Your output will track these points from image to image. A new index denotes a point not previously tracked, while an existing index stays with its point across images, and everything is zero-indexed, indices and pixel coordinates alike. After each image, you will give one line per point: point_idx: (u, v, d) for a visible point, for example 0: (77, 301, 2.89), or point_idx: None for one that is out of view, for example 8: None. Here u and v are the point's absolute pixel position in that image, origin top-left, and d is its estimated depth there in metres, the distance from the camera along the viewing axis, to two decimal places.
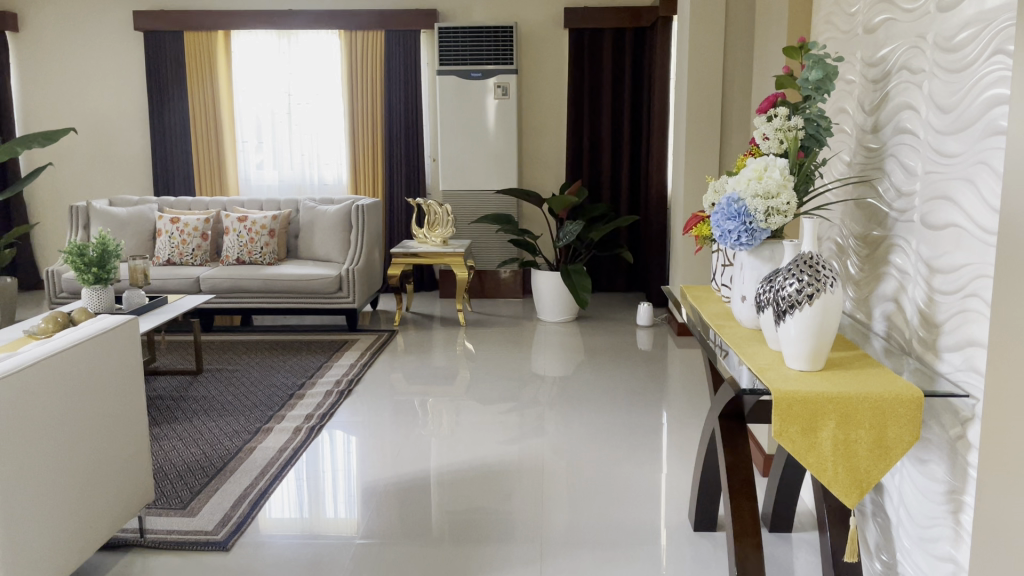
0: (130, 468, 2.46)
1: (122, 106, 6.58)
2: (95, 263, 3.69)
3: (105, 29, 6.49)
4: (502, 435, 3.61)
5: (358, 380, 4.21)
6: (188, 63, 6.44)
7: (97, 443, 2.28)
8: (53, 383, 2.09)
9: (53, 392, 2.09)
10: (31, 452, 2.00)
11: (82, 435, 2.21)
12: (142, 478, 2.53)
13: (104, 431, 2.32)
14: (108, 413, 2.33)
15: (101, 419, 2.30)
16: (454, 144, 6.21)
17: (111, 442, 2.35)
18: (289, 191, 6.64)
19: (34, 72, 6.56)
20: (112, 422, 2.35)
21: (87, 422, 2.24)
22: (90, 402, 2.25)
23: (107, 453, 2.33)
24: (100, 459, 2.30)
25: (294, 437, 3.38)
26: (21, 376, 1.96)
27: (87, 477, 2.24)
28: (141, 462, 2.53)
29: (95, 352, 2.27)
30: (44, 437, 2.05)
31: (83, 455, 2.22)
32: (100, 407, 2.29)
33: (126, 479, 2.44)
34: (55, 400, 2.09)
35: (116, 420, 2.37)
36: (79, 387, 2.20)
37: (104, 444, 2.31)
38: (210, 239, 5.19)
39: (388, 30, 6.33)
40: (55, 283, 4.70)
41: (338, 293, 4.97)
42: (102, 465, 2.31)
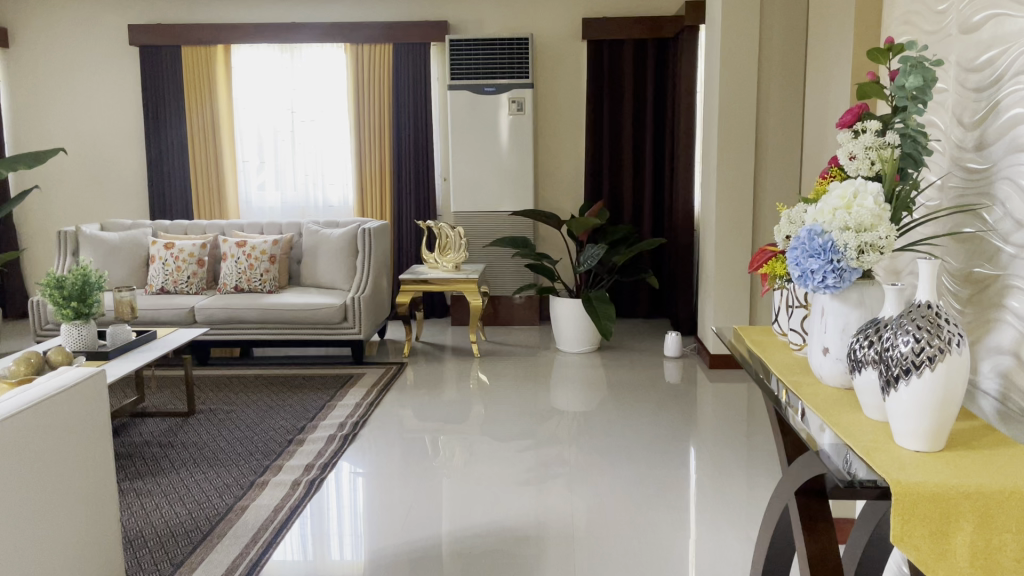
0: (97, 549, 2.11)
1: (117, 124, 6.30)
2: (75, 297, 3.39)
3: (100, 44, 6.21)
4: (522, 482, 3.26)
5: (365, 422, 3.85)
6: (186, 80, 6.15)
7: (59, 526, 1.94)
8: (1, 459, 1.74)
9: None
10: None
11: (41, 517, 1.87)
12: (112, 558, 2.19)
13: (66, 511, 1.97)
14: (70, 489, 1.99)
15: (62, 497, 1.96)
16: (466, 162, 5.89)
17: (74, 523, 2.00)
18: (293, 213, 6.34)
19: (25, 89, 6.28)
20: (75, 498, 2.01)
21: (46, 502, 1.89)
22: (50, 478, 1.91)
23: (70, 536, 1.99)
24: (63, 544, 1.96)
25: (292, 492, 3.03)
26: None
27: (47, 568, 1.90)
28: (110, 541, 2.18)
29: (52, 418, 1.93)
30: None
31: (43, 541, 1.88)
32: (62, 482, 1.96)
33: (92, 562, 2.09)
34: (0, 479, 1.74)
35: (77, 493, 2.02)
36: (35, 459, 1.85)
37: (67, 526, 1.97)
38: (206, 265, 4.88)
39: (396, 43, 6.04)
40: (41, 313, 4.39)
41: (343, 323, 4.64)
42: (66, 552, 1.97)
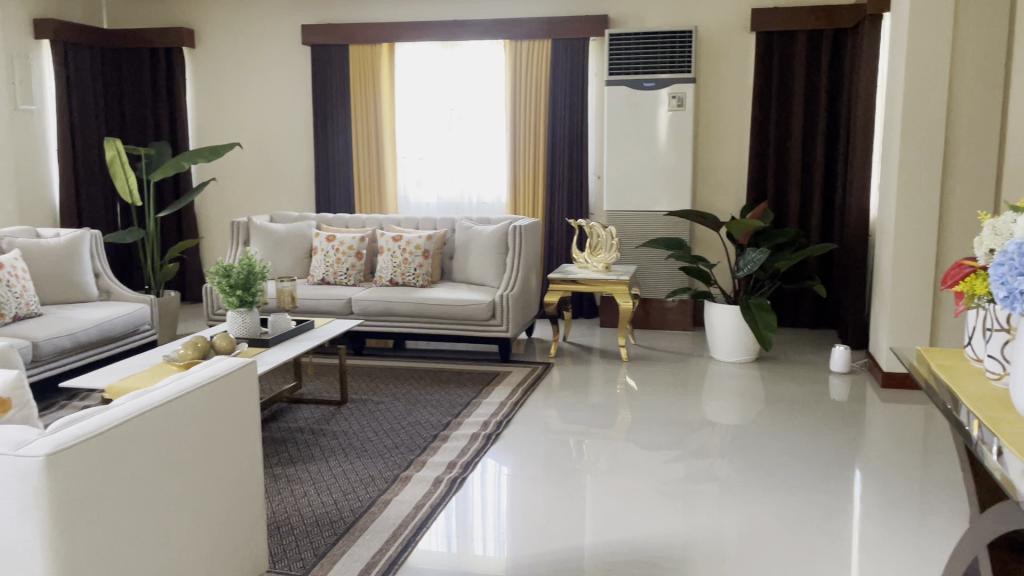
0: (222, 545, 2.19)
1: (289, 121, 6.63)
2: (240, 286, 3.60)
3: (276, 44, 6.56)
4: (666, 494, 3.10)
5: (509, 422, 3.81)
6: (354, 78, 6.38)
7: (180, 520, 2.03)
8: (148, 444, 1.93)
9: (135, 454, 1.89)
10: (116, 518, 1.84)
11: (161, 517, 1.96)
12: (238, 555, 2.26)
13: (190, 507, 2.07)
14: (193, 488, 2.07)
15: (184, 497, 2.04)
16: (622, 160, 5.74)
17: (198, 519, 2.09)
18: (448, 209, 6.45)
19: (209, 88, 6.73)
20: (203, 494, 2.12)
21: (168, 500, 1.99)
22: (173, 470, 2.00)
23: (194, 533, 2.07)
24: (184, 541, 2.04)
25: (433, 489, 3.04)
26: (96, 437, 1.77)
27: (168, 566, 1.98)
28: (236, 538, 2.25)
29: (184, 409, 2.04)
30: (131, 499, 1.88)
31: (163, 541, 1.97)
32: (194, 469, 2.08)
33: (215, 559, 2.17)
34: (141, 456, 1.91)
35: (207, 477, 2.14)
36: (159, 455, 1.96)
37: (188, 528, 2.05)
38: (364, 258, 5.02)
39: (555, 38, 5.98)
40: (213, 299, 4.67)
41: (492, 321, 4.64)
42: (189, 548, 2.06)
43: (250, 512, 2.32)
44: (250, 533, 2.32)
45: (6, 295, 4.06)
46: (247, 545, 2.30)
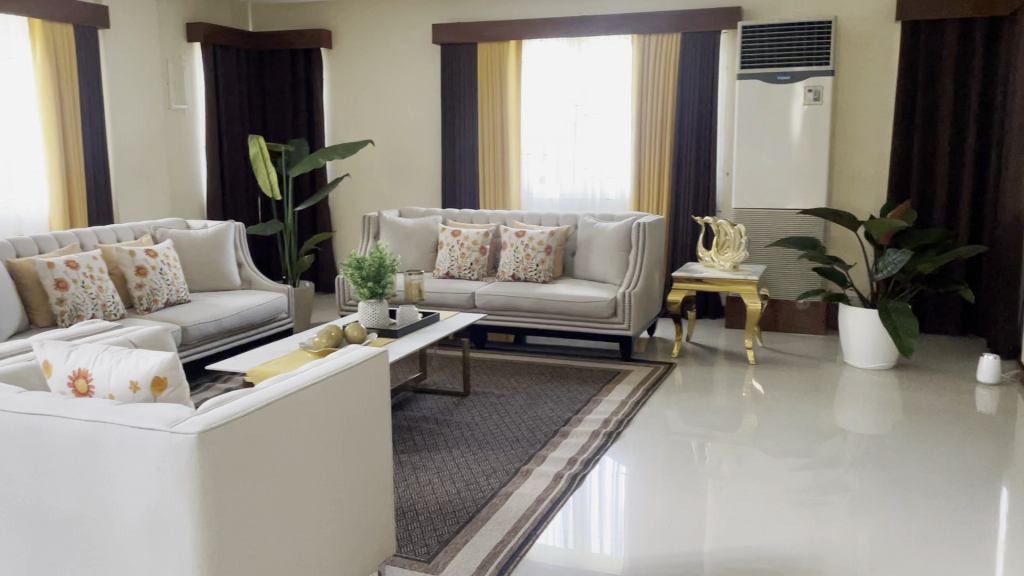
0: (343, 528, 2.28)
1: (418, 118, 6.80)
2: (371, 278, 3.74)
3: (408, 43, 6.74)
4: (793, 502, 3.00)
5: (631, 421, 3.77)
6: (481, 75, 6.47)
7: (303, 501, 2.12)
8: (287, 425, 2.07)
9: (275, 435, 2.03)
10: (256, 493, 1.97)
11: (291, 495, 2.08)
12: (358, 540, 2.34)
13: (313, 490, 2.16)
14: (322, 470, 2.19)
15: (317, 477, 2.17)
16: (752, 156, 5.57)
17: (320, 503, 2.18)
18: (570, 206, 6.43)
19: (344, 87, 6.99)
20: (333, 476, 2.23)
21: (295, 481, 2.10)
22: (298, 454, 2.10)
23: (321, 513, 2.19)
24: (312, 520, 2.16)
25: (554, 485, 3.06)
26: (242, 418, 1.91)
27: (291, 545, 2.08)
28: (357, 524, 2.33)
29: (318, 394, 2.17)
30: (270, 476, 2.01)
31: (296, 518, 2.10)
32: (326, 451, 2.20)
33: (337, 544, 2.25)
34: (280, 437, 2.04)
35: (338, 459, 2.26)
36: (287, 438, 2.06)
37: (319, 506, 2.17)
38: (488, 253, 5.09)
39: (685, 32, 5.87)
40: (344, 290, 4.85)
41: (614, 318, 4.61)
42: (311, 530, 2.15)
43: (373, 498, 2.40)
44: (372, 519, 2.39)
45: (159, 282, 4.35)
46: (368, 529, 2.37)
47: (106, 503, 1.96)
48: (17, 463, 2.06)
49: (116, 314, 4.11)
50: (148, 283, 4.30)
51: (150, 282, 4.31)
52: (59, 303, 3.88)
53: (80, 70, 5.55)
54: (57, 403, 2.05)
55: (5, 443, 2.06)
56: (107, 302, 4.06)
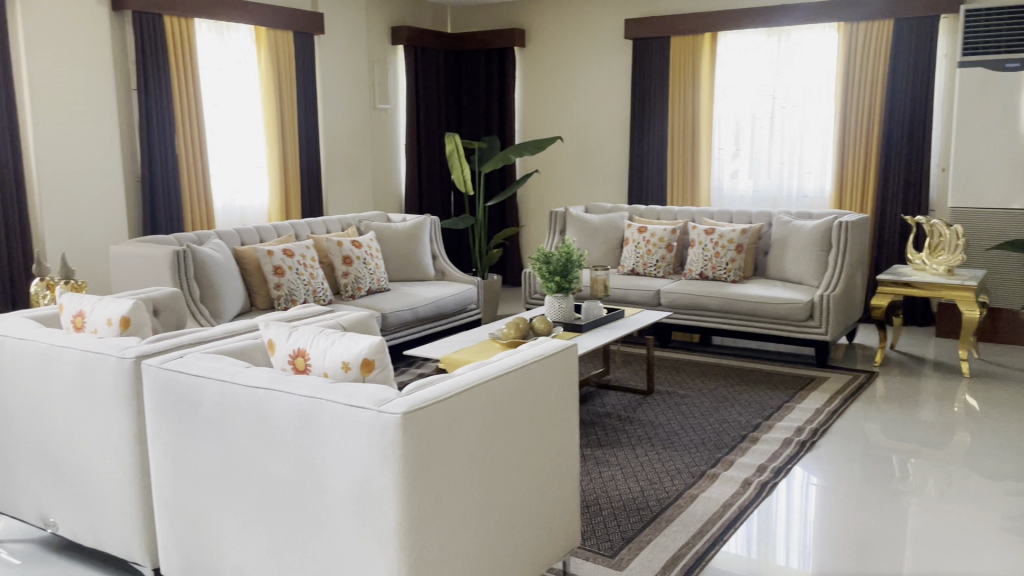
0: (527, 516, 2.38)
1: (607, 114, 6.81)
2: (558, 272, 3.80)
3: (599, 39, 6.76)
4: (1011, 530, 2.72)
5: (826, 431, 3.57)
6: (673, 69, 6.37)
7: (491, 486, 2.25)
8: (477, 412, 2.20)
9: (465, 419, 2.16)
10: (447, 472, 2.11)
11: (478, 477, 2.21)
12: (541, 528, 2.44)
13: (500, 476, 2.28)
14: (506, 456, 2.29)
15: (501, 462, 2.28)
16: (973, 151, 5.09)
17: (507, 489, 2.30)
18: (763, 203, 6.18)
19: (535, 84, 7.12)
20: (516, 462, 2.33)
21: (483, 465, 2.22)
22: (485, 439, 2.22)
23: (505, 497, 2.29)
24: (497, 503, 2.27)
25: (742, 491, 2.97)
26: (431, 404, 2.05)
27: (477, 527, 2.21)
28: (538, 511, 2.42)
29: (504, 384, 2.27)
30: (459, 458, 2.15)
31: (482, 499, 2.22)
32: (510, 437, 2.30)
33: (520, 530, 2.36)
34: (469, 421, 2.17)
35: (522, 447, 2.35)
36: (481, 425, 2.21)
37: (503, 490, 2.28)
38: (675, 250, 5.01)
39: (898, 18, 5.48)
40: (531, 284, 4.95)
41: (809, 322, 4.39)
42: (497, 514, 2.27)
43: (555, 488, 2.48)
44: (554, 509, 2.48)
45: (363, 271, 4.65)
46: (550, 520, 2.46)
47: (321, 473, 2.14)
48: (244, 432, 2.28)
49: (325, 299, 4.44)
50: (352, 272, 4.60)
51: (355, 271, 4.61)
52: (276, 287, 4.24)
53: (298, 72, 6.02)
54: (281, 379, 2.27)
55: (234, 412, 2.29)
56: (317, 288, 4.39)
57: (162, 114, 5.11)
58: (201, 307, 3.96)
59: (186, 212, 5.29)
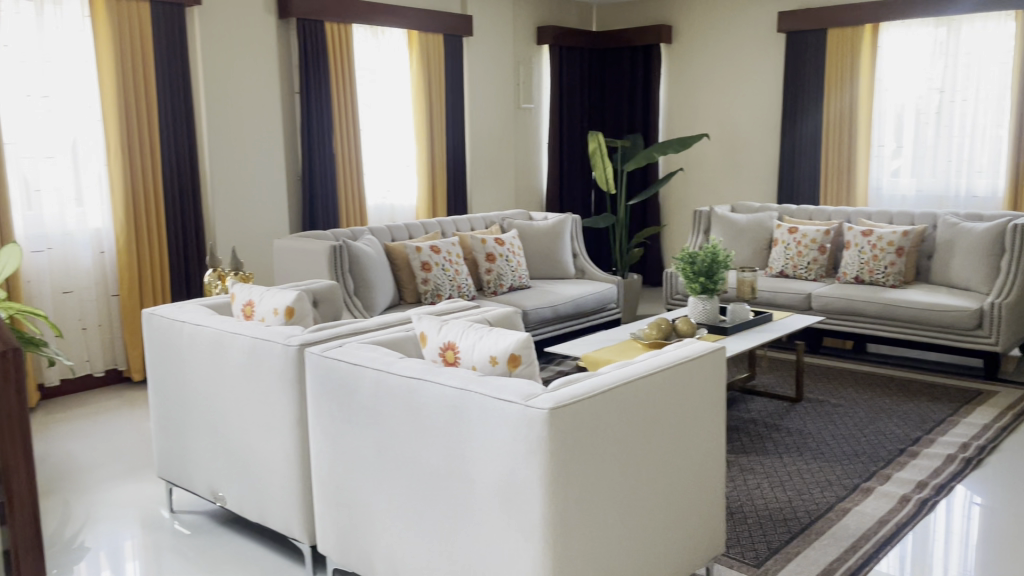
0: (670, 519, 2.36)
1: (756, 112, 6.60)
2: (703, 273, 3.72)
3: (750, 34, 6.57)
4: None
5: (995, 449, 3.32)
6: (830, 64, 6.09)
7: (635, 487, 2.25)
8: (623, 413, 2.19)
9: (611, 419, 2.16)
10: (591, 472, 2.12)
11: (622, 477, 2.21)
12: (684, 533, 2.41)
13: (645, 478, 2.27)
14: (651, 458, 2.28)
15: (645, 463, 2.27)
16: None
17: (651, 489, 2.29)
18: (927, 204, 5.84)
19: (681, 82, 7.01)
20: (660, 464, 2.31)
21: (627, 465, 2.22)
22: (629, 439, 2.22)
23: (648, 498, 2.28)
24: (640, 504, 2.26)
25: (899, 507, 2.81)
26: (579, 404, 2.08)
27: (620, 527, 2.22)
28: (681, 515, 2.39)
29: (649, 385, 2.26)
30: (604, 458, 2.15)
31: (625, 499, 2.22)
32: (654, 438, 2.29)
33: (662, 533, 2.34)
34: (615, 421, 2.18)
35: (666, 450, 2.33)
36: (628, 424, 2.21)
37: (646, 491, 2.27)
38: (828, 252, 4.81)
39: None
40: (673, 284, 4.88)
41: (977, 332, 4.09)
42: (639, 515, 2.27)
43: (700, 493, 2.45)
44: (698, 514, 2.45)
45: (506, 268, 4.73)
46: (693, 524, 2.43)
47: (470, 464, 2.21)
48: (397, 420, 2.38)
49: (469, 294, 4.55)
50: (495, 268, 4.69)
51: (498, 268, 4.69)
52: (424, 282, 4.39)
53: (447, 73, 6.19)
54: (433, 370, 2.36)
55: (388, 401, 2.40)
56: (462, 284, 4.51)
57: (321, 115, 5.37)
58: (355, 299, 4.15)
59: (341, 208, 5.56)
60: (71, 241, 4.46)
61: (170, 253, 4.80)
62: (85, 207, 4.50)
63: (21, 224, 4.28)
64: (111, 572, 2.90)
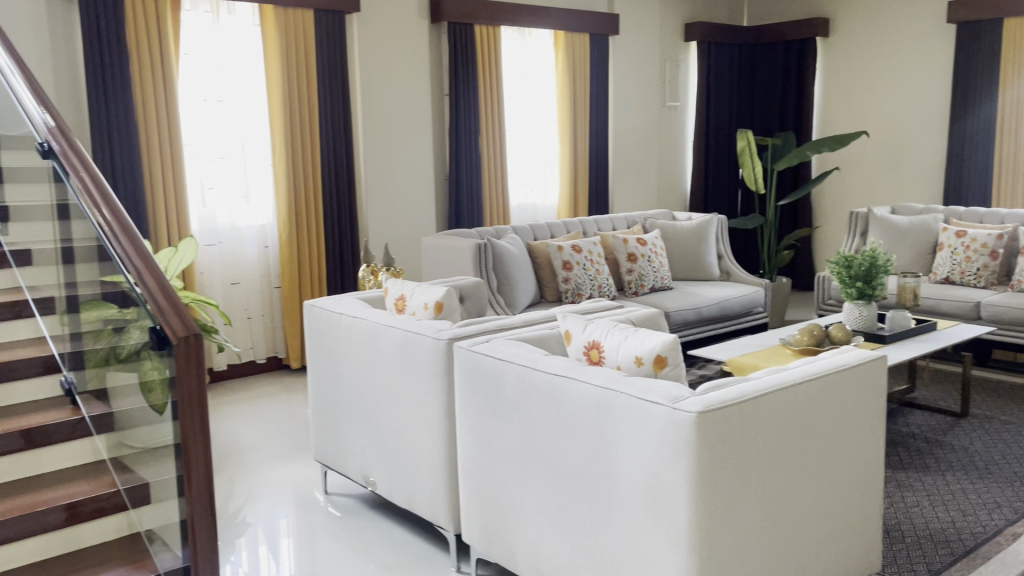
0: (819, 532, 2.27)
1: (920, 108, 6.23)
2: (861, 278, 3.55)
3: (916, 26, 6.20)
4: None
5: None
6: (1007, 56, 5.66)
7: (784, 497, 2.18)
8: (774, 420, 2.13)
9: (761, 425, 2.10)
10: (739, 479, 2.08)
11: (770, 486, 2.14)
12: (834, 547, 2.32)
13: (795, 488, 2.20)
14: (801, 467, 2.20)
15: (795, 473, 2.19)
16: None
17: (801, 499, 2.22)
18: None
19: (837, 77, 6.71)
20: (811, 475, 2.23)
21: (776, 474, 2.15)
22: (780, 447, 2.15)
23: (796, 509, 2.21)
24: (788, 514, 2.20)
25: None
26: (729, 409, 2.03)
27: (766, 536, 2.16)
28: (831, 529, 2.30)
29: (802, 392, 2.18)
30: (753, 465, 2.10)
31: (772, 508, 2.16)
32: (806, 448, 2.21)
33: (811, 545, 2.26)
34: (766, 428, 2.12)
35: (818, 461, 2.24)
36: (779, 431, 2.14)
37: (794, 502, 2.20)
38: (1001, 258, 4.47)
39: None
40: (825, 289, 4.68)
41: None
42: (787, 526, 2.20)
43: (852, 507, 2.34)
44: (849, 529, 2.34)
45: (647, 269, 4.68)
46: (843, 539, 2.33)
47: (613, 464, 2.21)
48: (541, 416, 2.42)
49: (609, 294, 4.53)
50: (637, 269, 4.65)
51: (640, 268, 4.65)
52: (564, 281, 4.40)
53: (593, 72, 6.20)
54: (578, 369, 2.37)
55: (533, 397, 2.44)
56: (602, 284, 4.49)
57: (469, 116, 5.50)
58: (497, 296, 4.23)
59: (486, 207, 5.68)
60: (239, 237, 4.78)
61: (327, 249, 5.06)
62: (252, 205, 4.81)
63: (196, 220, 4.63)
64: (270, 547, 3.09)
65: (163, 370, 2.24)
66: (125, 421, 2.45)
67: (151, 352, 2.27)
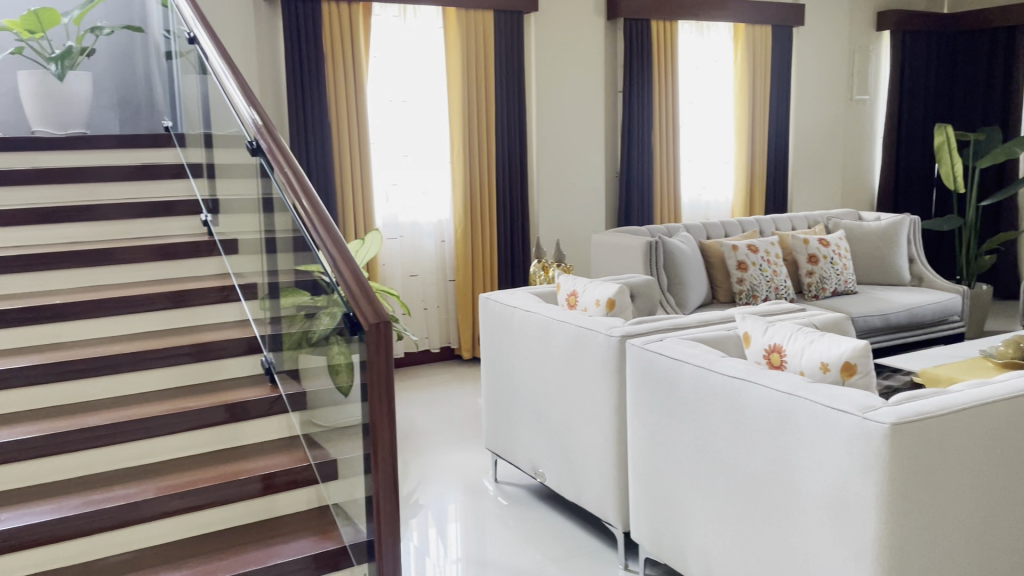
0: (1011, 557, 2.13)
1: None
2: None
3: None
4: None
5: None
6: None
7: (978, 518, 2.04)
8: (973, 437, 1.98)
9: (960, 442, 1.97)
10: (932, 497, 1.95)
11: (965, 506, 2.01)
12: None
13: (990, 510, 2.05)
14: (998, 488, 2.05)
15: (992, 493, 2.04)
16: None
17: (998, 521, 2.07)
18: None
19: None
20: (1008, 495, 2.08)
21: (971, 494, 2.02)
22: (978, 465, 2.01)
23: (990, 532, 2.06)
24: (981, 537, 2.06)
25: None
26: (925, 423, 1.91)
27: (957, 559, 2.03)
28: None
29: (1006, 409, 2.01)
30: (948, 483, 1.97)
31: (965, 529, 2.02)
32: (1005, 468, 2.05)
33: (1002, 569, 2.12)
34: (964, 445, 1.97)
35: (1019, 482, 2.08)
36: (979, 447, 2.00)
37: (990, 524, 2.06)
38: None
39: None
40: None
41: None
42: (979, 548, 2.06)
43: None
44: None
45: (829, 271, 4.46)
46: None
47: (796, 472, 2.12)
48: (718, 418, 2.36)
49: (787, 297, 4.36)
50: (818, 271, 4.45)
51: (820, 271, 4.45)
52: (739, 282, 4.26)
53: (774, 65, 5.99)
54: (759, 372, 2.30)
55: (710, 399, 2.39)
56: (779, 286, 4.33)
57: (642, 113, 5.46)
58: (668, 296, 4.16)
59: (657, 204, 5.63)
60: (418, 231, 5.00)
61: (500, 244, 5.20)
62: (431, 201, 5.02)
63: (380, 215, 4.89)
64: (440, 530, 3.21)
65: (349, 353, 2.37)
66: (316, 401, 2.64)
67: (338, 336, 2.42)
